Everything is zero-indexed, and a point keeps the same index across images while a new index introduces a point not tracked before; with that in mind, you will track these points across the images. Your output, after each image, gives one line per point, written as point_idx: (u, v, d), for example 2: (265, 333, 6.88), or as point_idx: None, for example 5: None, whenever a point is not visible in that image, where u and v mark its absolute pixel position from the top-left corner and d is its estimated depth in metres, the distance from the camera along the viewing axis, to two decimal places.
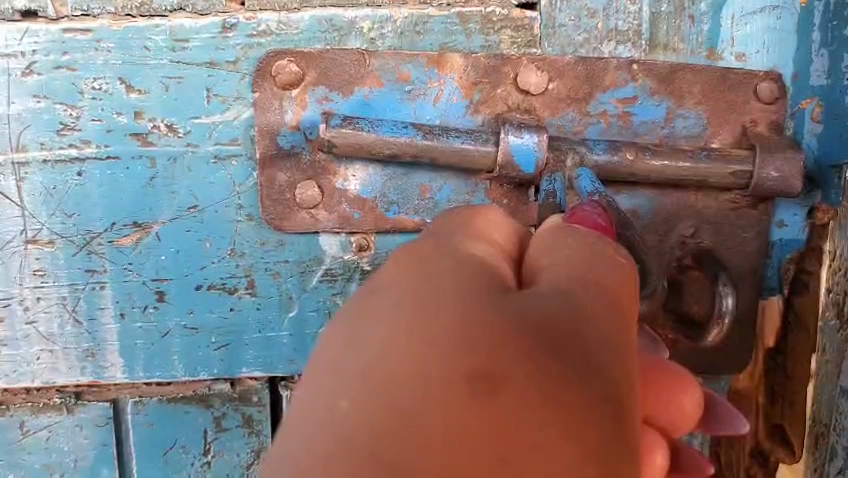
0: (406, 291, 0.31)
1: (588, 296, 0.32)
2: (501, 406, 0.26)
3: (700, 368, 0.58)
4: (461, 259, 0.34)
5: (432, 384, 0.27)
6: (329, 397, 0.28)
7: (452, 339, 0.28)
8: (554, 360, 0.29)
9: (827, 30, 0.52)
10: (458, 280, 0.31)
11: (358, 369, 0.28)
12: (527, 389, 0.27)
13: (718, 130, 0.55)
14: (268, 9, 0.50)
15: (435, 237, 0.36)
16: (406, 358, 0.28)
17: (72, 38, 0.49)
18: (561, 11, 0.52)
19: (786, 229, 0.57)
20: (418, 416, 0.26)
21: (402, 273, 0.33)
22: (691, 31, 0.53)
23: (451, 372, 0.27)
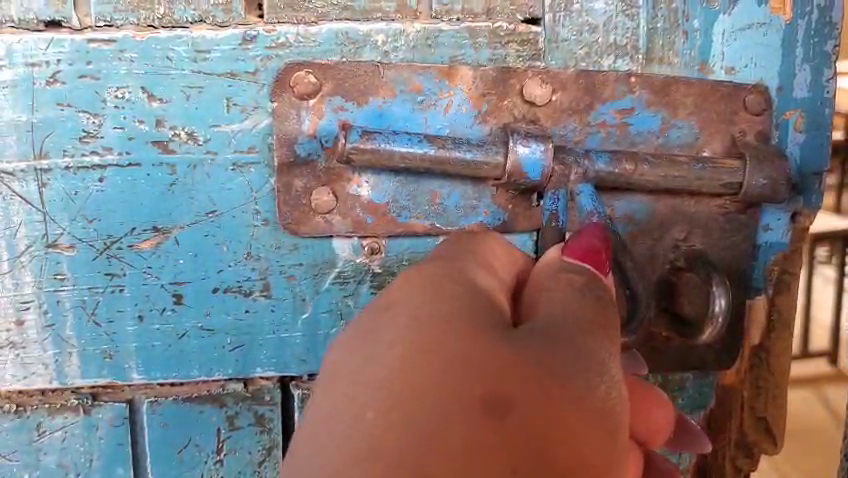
0: (417, 316, 0.38)
1: (578, 329, 0.39)
2: (503, 424, 0.34)
3: (690, 365, 0.62)
4: (460, 284, 0.41)
5: (434, 405, 0.34)
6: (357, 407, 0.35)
7: (462, 363, 0.35)
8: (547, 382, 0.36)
9: (809, 46, 0.56)
10: (463, 312, 0.38)
11: (380, 383, 0.36)
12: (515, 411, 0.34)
13: (709, 140, 0.58)
14: (287, 22, 0.52)
15: (443, 261, 0.42)
16: (422, 379, 0.35)
17: (96, 48, 0.51)
18: (564, 26, 0.55)
19: (771, 232, 0.60)
20: (433, 429, 0.33)
21: (412, 298, 0.40)
22: (684, 46, 0.56)
23: (452, 393, 0.34)
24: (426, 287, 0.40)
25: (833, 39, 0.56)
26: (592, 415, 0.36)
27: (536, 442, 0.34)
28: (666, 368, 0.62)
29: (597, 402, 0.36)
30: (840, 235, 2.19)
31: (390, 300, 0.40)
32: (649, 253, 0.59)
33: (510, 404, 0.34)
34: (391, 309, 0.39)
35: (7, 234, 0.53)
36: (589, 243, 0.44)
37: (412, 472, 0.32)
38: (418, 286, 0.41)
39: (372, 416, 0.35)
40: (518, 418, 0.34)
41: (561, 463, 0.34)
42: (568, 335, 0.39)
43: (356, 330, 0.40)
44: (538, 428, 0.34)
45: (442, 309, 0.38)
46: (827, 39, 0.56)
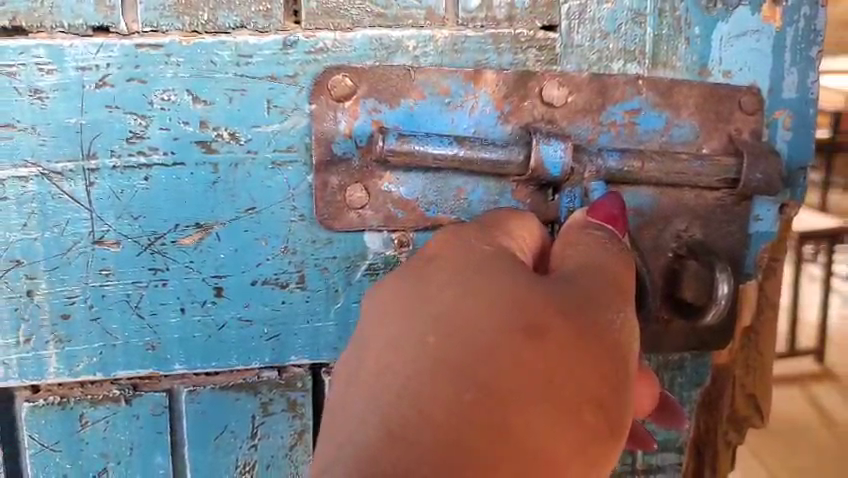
0: (459, 269, 0.47)
1: (595, 280, 0.48)
2: (542, 345, 0.42)
3: (690, 345, 0.66)
4: (482, 249, 0.48)
5: (485, 333, 0.43)
6: (417, 337, 0.44)
7: (503, 301, 0.44)
8: (574, 316, 0.44)
9: (796, 51, 0.62)
10: (498, 267, 0.47)
11: (435, 320, 0.44)
12: (547, 340, 0.43)
13: (708, 138, 0.63)
14: (324, 28, 0.55)
15: (476, 225, 0.51)
16: (471, 314, 0.44)
17: (145, 52, 0.53)
18: (579, 33, 0.59)
19: (761, 222, 0.65)
20: (486, 350, 0.42)
21: (450, 258, 0.48)
22: (686, 51, 0.61)
23: (499, 324, 0.43)
24: (461, 248, 0.49)
25: (817, 46, 0.62)
26: (609, 338, 0.45)
27: (568, 359, 0.42)
28: (669, 348, 0.66)
29: (612, 331, 0.45)
30: (821, 232, 2.57)
31: (432, 257, 0.49)
32: (652, 244, 0.64)
33: (546, 331, 0.43)
34: (433, 266, 0.48)
35: (55, 232, 0.54)
36: (612, 212, 0.53)
37: (474, 381, 0.41)
38: (455, 246, 0.49)
39: (433, 344, 0.43)
40: (552, 342, 0.43)
41: (589, 377, 0.43)
42: (587, 287, 0.47)
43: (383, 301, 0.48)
44: (570, 349, 0.43)
45: (478, 264, 0.47)
46: (812, 45, 0.62)
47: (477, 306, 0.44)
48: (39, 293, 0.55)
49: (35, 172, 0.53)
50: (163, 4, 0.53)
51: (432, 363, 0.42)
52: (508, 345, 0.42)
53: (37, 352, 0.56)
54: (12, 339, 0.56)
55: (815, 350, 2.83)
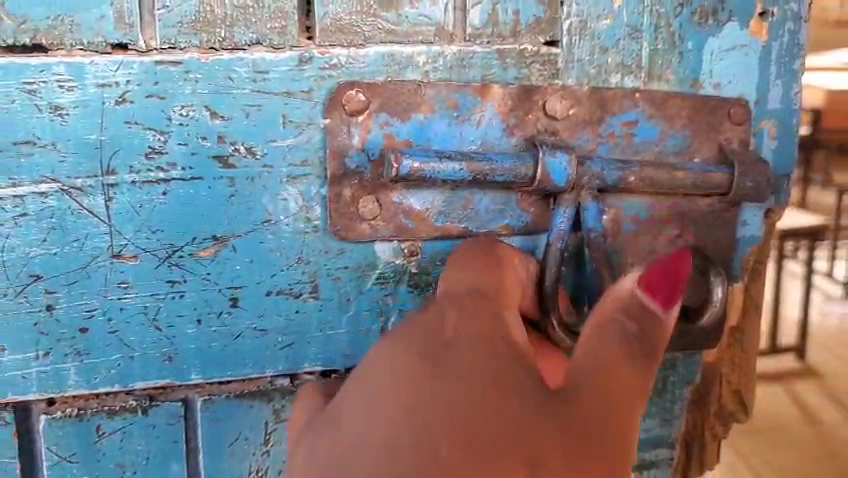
0: (483, 332, 0.48)
1: (600, 372, 0.47)
2: (508, 437, 0.42)
3: (681, 345, 0.68)
4: (505, 316, 0.50)
5: (469, 407, 0.43)
6: (415, 380, 0.45)
7: (501, 387, 0.44)
8: (557, 422, 0.44)
9: (781, 65, 0.65)
10: (516, 348, 0.47)
11: (439, 373, 0.45)
12: (517, 433, 0.42)
13: (699, 148, 0.66)
14: (338, 45, 0.56)
15: (495, 286, 0.54)
16: (468, 388, 0.44)
17: (164, 69, 0.54)
18: (580, 48, 0.62)
19: (748, 227, 0.68)
20: (461, 419, 0.42)
21: (481, 313, 0.50)
22: (680, 64, 0.64)
23: (488, 406, 0.43)
24: (490, 309, 0.50)
25: (800, 58, 0.65)
26: (582, 454, 0.43)
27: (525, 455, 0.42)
28: None
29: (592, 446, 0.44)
30: (804, 232, 2.77)
31: (472, 307, 0.50)
32: (648, 249, 0.66)
33: (518, 425, 0.43)
34: (463, 317, 0.49)
35: (74, 247, 0.55)
36: (659, 275, 0.51)
37: (435, 441, 0.42)
38: (483, 306, 0.51)
39: (423, 396, 0.44)
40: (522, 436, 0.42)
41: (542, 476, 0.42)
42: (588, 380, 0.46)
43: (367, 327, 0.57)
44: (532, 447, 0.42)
45: (500, 334, 0.48)
46: (795, 58, 0.65)
47: (480, 381, 0.44)
48: (58, 307, 0.56)
49: (55, 188, 0.54)
50: (181, 22, 0.54)
51: (409, 411, 0.43)
52: (482, 426, 0.42)
53: (55, 365, 0.57)
54: (31, 353, 0.57)
55: (797, 348, 3.00)
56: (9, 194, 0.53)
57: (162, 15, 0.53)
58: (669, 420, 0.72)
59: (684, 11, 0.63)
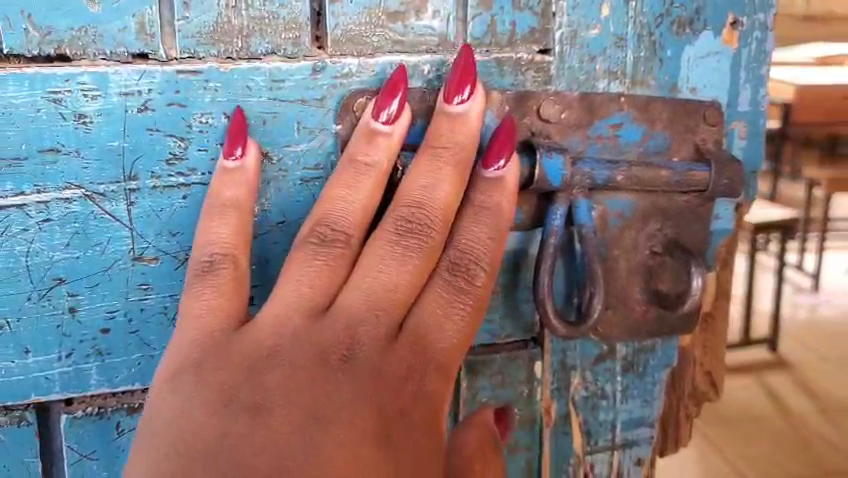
0: (443, 313, 0.58)
1: (435, 435, 0.57)
2: (368, 408, 0.55)
3: (662, 330, 0.73)
4: (464, 309, 0.58)
5: (384, 343, 0.56)
6: (373, 309, 0.56)
7: (416, 343, 0.57)
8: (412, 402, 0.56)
9: (749, 70, 0.70)
10: (443, 339, 0.58)
11: (396, 318, 0.57)
12: (386, 412, 0.55)
13: (678, 149, 0.70)
14: (349, 54, 0.59)
15: (480, 276, 0.59)
16: (398, 333, 0.57)
17: (184, 78, 0.56)
18: (570, 56, 0.66)
19: (721, 220, 0.73)
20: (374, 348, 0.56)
21: (453, 295, 0.58)
22: (660, 71, 0.69)
23: (397, 351, 0.56)
24: (460, 297, 0.58)
25: (767, 65, 0.70)
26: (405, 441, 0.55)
27: (365, 437, 0.54)
28: (643, 336, 0.73)
29: (413, 443, 0.55)
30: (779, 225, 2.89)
31: (457, 287, 0.58)
32: (631, 243, 0.71)
33: (390, 394, 0.56)
34: (440, 289, 0.58)
35: (96, 251, 0.57)
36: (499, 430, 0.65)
37: (349, 343, 0.55)
38: (458, 297, 0.58)
39: (373, 322, 0.56)
40: (381, 411, 0.55)
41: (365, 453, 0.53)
42: (430, 426, 0.56)
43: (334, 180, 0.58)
44: (377, 428, 0.54)
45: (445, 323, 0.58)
46: (762, 64, 0.70)
47: (407, 331, 0.57)
48: (80, 309, 0.58)
49: (78, 194, 0.55)
50: (200, 33, 0.56)
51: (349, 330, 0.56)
52: (375, 361, 0.56)
53: (78, 365, 0.59)
54: (54, 354, 0.58)
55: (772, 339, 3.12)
56: (34, 200, 0.55)
57: (181, 26, 0.55)
58: (649, 402, 0.77)
59: (664, 21, 0.67)
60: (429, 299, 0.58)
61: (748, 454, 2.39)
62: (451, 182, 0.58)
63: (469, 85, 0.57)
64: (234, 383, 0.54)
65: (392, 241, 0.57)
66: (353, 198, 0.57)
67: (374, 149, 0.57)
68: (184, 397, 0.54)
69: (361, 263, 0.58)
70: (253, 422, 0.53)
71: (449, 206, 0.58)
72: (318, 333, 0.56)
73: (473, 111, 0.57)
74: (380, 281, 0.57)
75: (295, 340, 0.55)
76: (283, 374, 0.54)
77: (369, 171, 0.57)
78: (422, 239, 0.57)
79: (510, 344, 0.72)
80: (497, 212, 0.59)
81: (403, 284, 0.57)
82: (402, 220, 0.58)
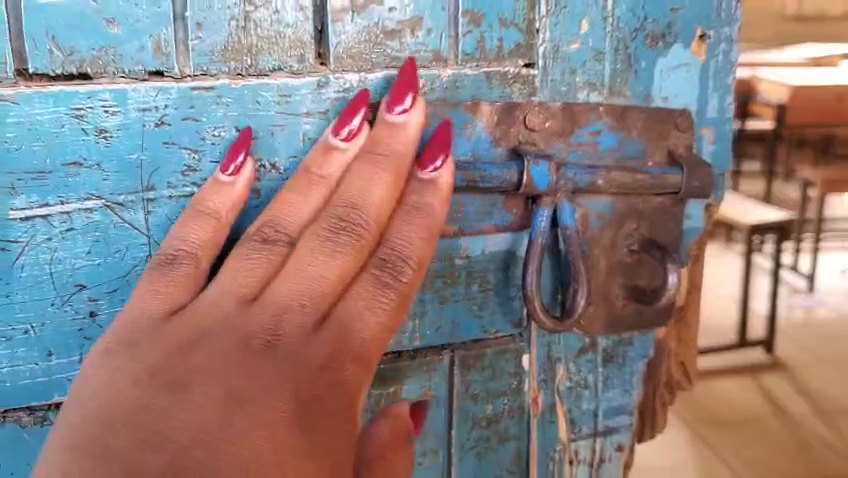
0: (366, 307, 0.59)
1: (351, 425, 0.57)
2: (288, 394, 0.54)
3: (639, 323, 0.79)
4: (387, 304, 0.59)
5: (307, 331, 0.57)
6: (298, 299, 0.57)
7: (340, 335, 0.57)
8: (331, 391, 0.56)
9: (717, 80, 0.76)
10: (364, 333, 0.58)
11: (319, 309, 0.58)
12: (306, 396, 0.55)
13: (652, 154, 0.75)
14: (350, 70, 0.63)
15: (405, 274, 0.60)
16: (324, 323, 0.57)
17: (198, 94, 0.60)
18: (553, 69, 0.71)
19: (692, 220, 0.79)
20: (297, 336, 0.56)
21: (376, 290, 0.59)
22: (635, 82, 0.74)
23: (320, 339, 0.57)
24: (383, 293, 0.59)
25: (732, 74, 0.76)
26: (322, 427, 0.55)
27: (281, 417, 0.53)
28: (622, 329, 0.78)
29: (329, 430, 0.55)
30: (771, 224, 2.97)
31: (381, 282, 0.59)
32: (610, 243, 0.76)
33: (311, 380, 0.55)
34: (365, 284, 0.59)
35: (115, 258, 0.61)
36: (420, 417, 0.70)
37: (273, 329, 0.56)
38: (381, 293, 0.59)
39: (298, 312, 0.57)
40: (300, 396, 0.55)
41: (282, 432, 0.53)
42: (346, 417, 0.57)
43: (287, 188, 0.61)
44: (294, 411, 0.54)
45: (368, 317, 0.59)
46: (728, 74, 0.76)
47: (331, 322, 0.57)
48: (100, 313, 0.61)
49: (99, 204, 0.59)
50: (213, 51, 0.59)
51: (273, 316, 0.56)
52: (298, 348, 0.56)
53: None
54: (76, 356, 0.61)
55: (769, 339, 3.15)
56: (57, 210, 0.58)
57: (196, 45, 0.59)
58: (627, 390, 0.82)
59: (638, 35, 0.72)
60: (356, 292, 0.59)
61: (751, 458, 2.41)
62: (385, 184, 0.60)
63: (410, 95, 0.61)
64: (163, 362, 0.54)
65: (326, 237, 0.59)
66: (302, 204, 0.60)
67: (327, 162, 0.61)
68: (113, 370, 0.54)
69: (293, 256, 0.59)
70: (178, 399, 0.52)
71: (382, 207, 0.60)
72: (245, 319, 0.56)
73: (411, 121, 0.60)
74: (308, 274, 0.58)
75: (226, 323, 0.56)
76: (210, 352, 0.55)
77: (321, 183, 0.61)
78: (353, 237, 0.59)
79: (499, 338, 0.76)
80: (426, 214, 0.61)
81: (330, 277, 0.58)
82: (334, 218, 0.59)
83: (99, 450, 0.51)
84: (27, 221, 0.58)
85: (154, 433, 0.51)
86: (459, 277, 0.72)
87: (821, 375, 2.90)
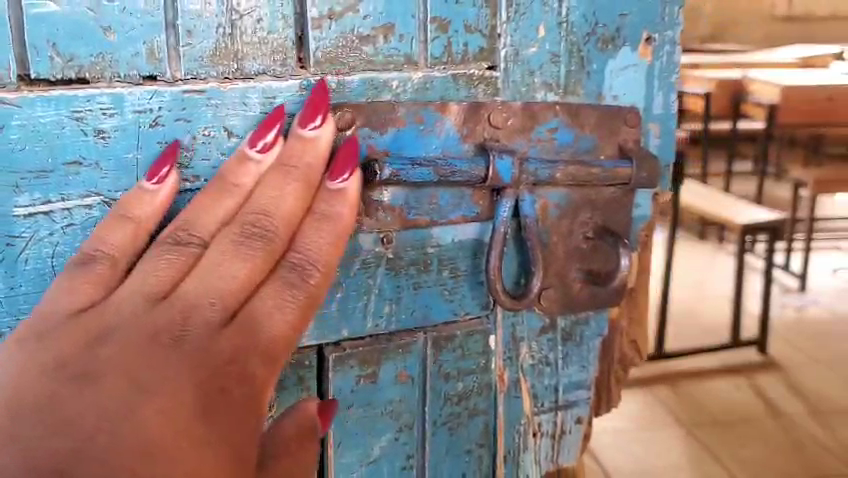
0: (273, 308, 0.62)
1: (251, 414, 0.61)
2: (185, 386, 0.59)
3: (594, 304, 0.85)
4: (293, 306, 0.63)
5: (214, 329, 0.60)
6: (208, 299, 0.61)
7: (247, 333, 0.61)
8: (232, 384, 0.60)
9: (661, 79, 0.83)
10: (270, 332, 0.62)
11: (229, 308, 0.61)
12: (202, 388, 0.59)
13: (605, 148, 0.81)
14: (329, 73, 0.69)
15: (311, 279, 0.64)
16: (232, 322, 0.61)
17: (189, 96, 0.64)
18: (513, 71, 0.77)
19: (640, 208, 0.85)
20: (204, 334, 0.60)
21: (282, 292, 0.63)
22: (587, 82, 0.80)
23: (226, 337, 0.61)
24: (289, 295, 0.63)
25: (675, 74, 0.83)
26: (218, 418, 0.60)
27: (177, 405, 0.58)
28: (579, 309, 0.85)
29: (223, 419, 0.60)
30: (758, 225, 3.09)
31: (288, 285, 0.63)
32: (568, 231, 0.82)
33: (210, 374, 0.60)
34: (273, 287, 0.62)
35: None
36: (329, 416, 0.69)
37: (180, 327, 0.60)
38: (288, 296, 0.63)
39: (206, 311, 0.61)
40: (198, 387, 0.59)
41: (176, 420, 0.58)
42: (246, 407, 0.61)
43: (202, 193, 0.64)
44: (192, 401, 0.59)
45: (275, 318, 0.62)
46: (671, 73, 0.83)
47: (238, 321, 0.61)
48: None
49: (97, 200, 0.63)
50: (202, 56, 0.64)
51: (182, 315, 0.60)
52: (203, 344, 0.60)
53: None
54: None
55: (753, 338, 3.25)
56: (59, 207, 0.62)
57: (186, 51, 0.63)
58: (584, 366, 0.88)
59: (590, 39, 0.79)
60: (265, 293, 0.62)
61: (749, 458, 2.50)
62: (295, 195, 0.63)
63: (321, 114, 0.65)
64: (70, 354, 0.58)
65: (237, 242, 0.62)
66: (216, 209, 0.63)
67: (242, 172, 0.63)
68: (27, 358, 0.58)
69: (204, 257, 0.62)
70: (80, 387, 0.57)
71: (291, 215, 0.63)
72: (154, 317, 0.60)
73: (322, 137, 0.64)
74: (218, 275, 0.61)
75: (133, 319, 0.60)
76: (116, 347, 0.59)
77: (234, 191, 0.63)
78: (263, 243, 0.62)
79: (468, 319, 0.81)
80: (335, 223, 0.64)
81: (241, 279, 0.62)
82: (247, 223, 0.62)
83: (6, 437, 0.55)
84: (30, 217, 0.62)
85: (63, 420, 0.56)
86: (431, 266, 0.78)
87: (819, 374, 3.04)
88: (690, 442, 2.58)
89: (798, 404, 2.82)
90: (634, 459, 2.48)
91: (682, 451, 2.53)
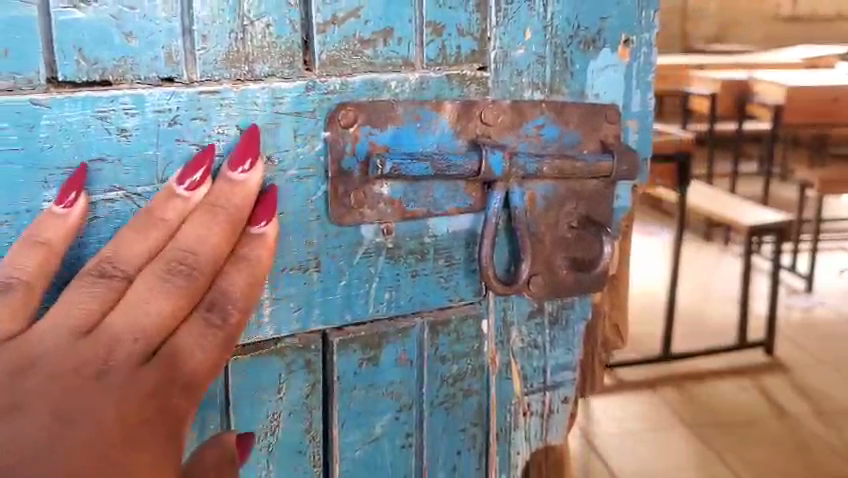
0: (193, 345, 0.67)
1: (175, 447, 0.64)
2: (111, 417, 0.61)
3: (579, 290, 0.91)
4: (213, 343, 0.68)
5: (138, 364, 0.64)
6: (133, 335, 0.65)
7: (172, 367, 0.65)
8: (153, 417, 0.63)
9: (639, 78, 0.89)
10: (192, 367, 0.67)
11: (148, 345, 0.65)
12: (127, 419, 0.62)
13: (588, 143, 0.87)
14: (333, 75, 0.74)
15: (233, 316, 0.69)
16: (157, 356, 0.65)
17: (204, 97, 0.68)
18: (503, 72, 0.82)
19: (621, 200, 0.91)
20: (128, 368, 0.64)
21: (202, 330, 0.67)
22: (571, 81, 0.86)
23: (151, 370, 0.64)
24: (210, 333, 0.68)
25: (651, 73, 0.89)
26: (144, 446, 0.62)
27: (99, 434, 0.60)
28: (565, 294, 0.90)
29: (148, 447, 0.62)
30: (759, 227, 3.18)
31: (207, 323, 0.67)
32: (555, 221, 0.87)
33: (135, 406, 0.63)
34: (196, 326, 0.67)
35: None
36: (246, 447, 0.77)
37: (105, 363, 0.63)
38: (207, 335, 0.67)
39: (129, 345, 0.64)
40: (121, 417, 0.62)
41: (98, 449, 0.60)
42: (168, 439, 0.64)
43: (161, 216, 0.66)
44: (118, 430, 0.61)
45: (195, 354, 0.67)
46: (648, 73, 0.89)
47: (162, 355, 0.65)
48: None
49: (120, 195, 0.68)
50: (216, 59, 0.68)
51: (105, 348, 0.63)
52: (129, 377, 0.63)
53: None
54: None
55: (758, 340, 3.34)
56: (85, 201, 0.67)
57: (201, 55, 0.68)
58: (570, 348, 0.94)
59: (573, 41, 0.84)
60: (185, 330, 0.67)
61: (751, 459, 2.58)
62: (222, 234, 0.67)
63: (250, 159, 0.68)
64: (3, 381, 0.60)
65: (163, 278, 0.66)
66: (141, 242, 0.66)
67: (166, 207, 0.66)
68: None
69: (127, 293, 0.65)
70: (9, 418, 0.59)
71: (217, 249, 0.67)
72: (78, 348, 0.63)
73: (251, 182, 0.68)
74: (144, 310, 0.65)
75: (57, 349, 0.62)
76: (43, 376, 0.61)
77: (160, 225, 0.66)
78: (189, 279, 0.66)
79: (462, 305, 0.86)
80: (254, 263, 0.69)
81: (166, 314, 0.66)
82: (175, 260, 0.66)
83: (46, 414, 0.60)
84: None
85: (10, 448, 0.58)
86: (427, 255, 0.83)
87: (816, 375, 3.13)
88: (693, 444, 2.64)
89: (801, 404, 2.92)
90: (635, 459, 2.54)
91: (682, 451, 2.60)
